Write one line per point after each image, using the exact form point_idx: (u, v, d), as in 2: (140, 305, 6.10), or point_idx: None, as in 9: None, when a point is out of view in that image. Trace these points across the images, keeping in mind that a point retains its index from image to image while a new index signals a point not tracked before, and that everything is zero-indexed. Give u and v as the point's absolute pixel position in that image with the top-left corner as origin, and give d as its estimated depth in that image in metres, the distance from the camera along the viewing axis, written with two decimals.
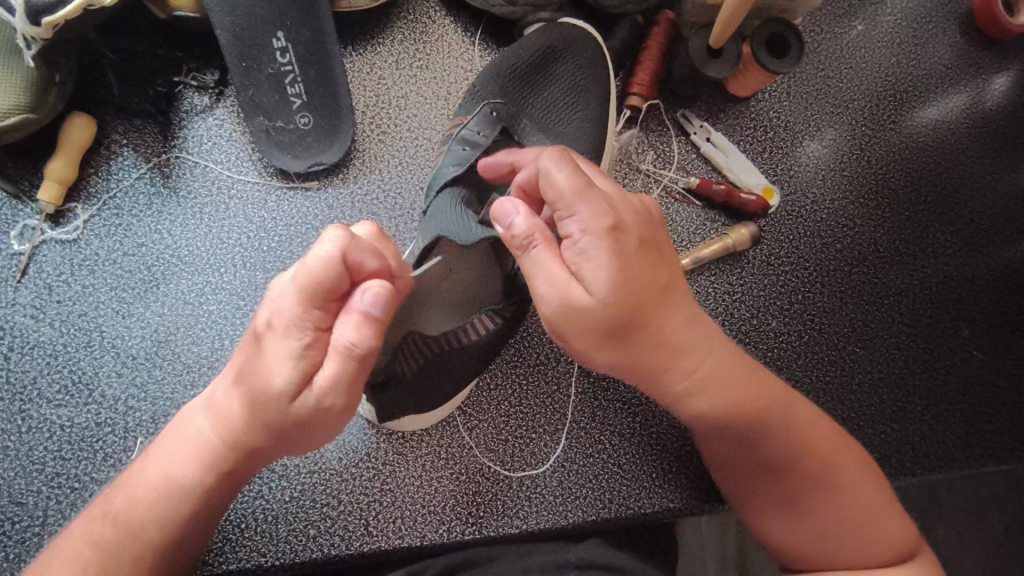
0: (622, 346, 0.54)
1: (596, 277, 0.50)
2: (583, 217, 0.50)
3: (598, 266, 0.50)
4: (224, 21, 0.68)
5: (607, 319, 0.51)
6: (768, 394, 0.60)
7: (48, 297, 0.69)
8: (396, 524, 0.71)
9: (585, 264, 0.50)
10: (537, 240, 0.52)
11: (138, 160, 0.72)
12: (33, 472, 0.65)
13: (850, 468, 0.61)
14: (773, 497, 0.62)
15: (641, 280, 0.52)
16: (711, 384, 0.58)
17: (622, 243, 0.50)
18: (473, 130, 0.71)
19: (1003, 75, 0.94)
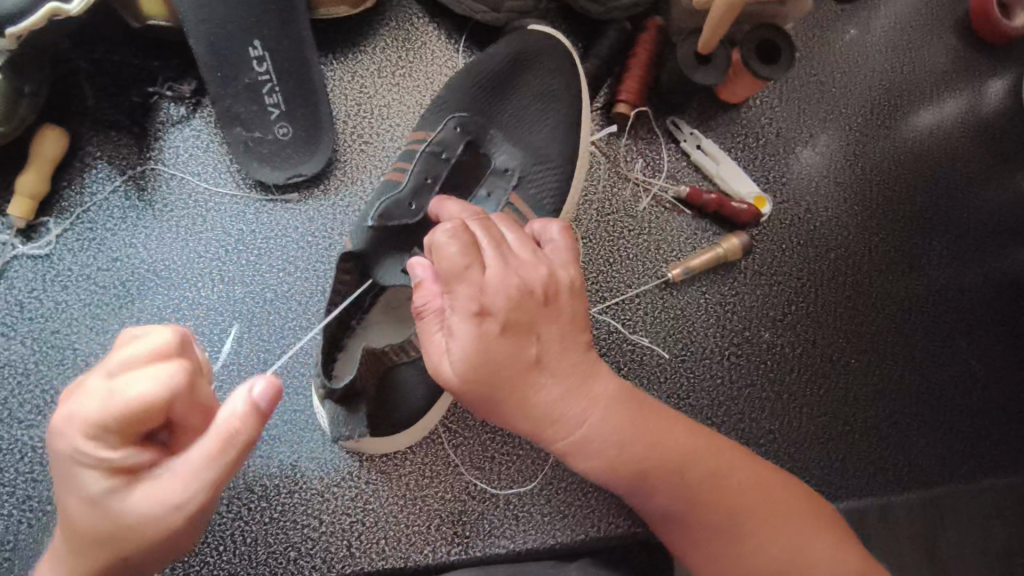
0: (496, 409, 0.51)
1: (455, 350, 0.49)
2: (454, 297, 0.49)
3: (458, 341, 0.49)
4: (199, 30, 0.66)
5: (467, 386, 0.49)
6: (670, 445, 0.54)
7: (19, 314, 0.67)
8: (380, 544, 0.70)
9: (450, 339, 0.49)
10: (428, 312, 0.52)
11: (113, 173, 0.70)
12: (3, 495, 0.63)
13: (776, 501, 0.55)
14: (698, 550, 0.54)
15: (512, 338, 0.49)
16: (602, 445, 0.52)
17: (498, 305, 0.49)
18: (439, 146, 0.68)
19: (1000, 79, 0.92)
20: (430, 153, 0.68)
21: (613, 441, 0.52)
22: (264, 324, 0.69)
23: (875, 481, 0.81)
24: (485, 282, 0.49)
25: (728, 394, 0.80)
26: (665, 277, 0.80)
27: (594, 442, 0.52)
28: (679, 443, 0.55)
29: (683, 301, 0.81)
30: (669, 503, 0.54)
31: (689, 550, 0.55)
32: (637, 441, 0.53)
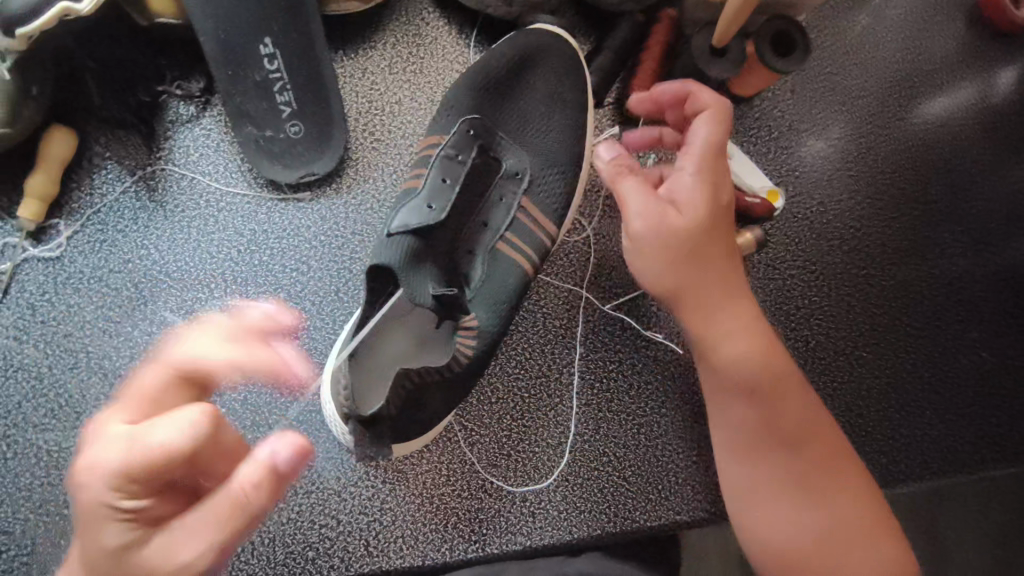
0: (680, 255, 0.59)
1: (688, 180, 0.58)
2: (681, 176, 0.59)
3: (695, 172, 0.59)
4: (208, 28, 0.65)
5: (692, 230, 0.58)
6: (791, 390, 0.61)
7: (31, 317, 0.66)
8: (397, 543, 0.70)
9: (689, 168, 0.59)
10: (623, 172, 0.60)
11: (122, 173, 0.69)
12: (20, 499, 0.63)
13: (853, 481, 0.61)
14: (778, 490, 0.60)
15: (688, 261, 0.59)
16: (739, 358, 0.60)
17: (712, 215, 0.59)
18: (453, 150, 0.68)
19: (1012, 68, 0.91)
20: (444, 157, 0.68)
21: (755, 364, 0.60)
22: None
23: (886, 473, 0.81)
24: (695, 193, 0.59)
25: None
26: None
27: (732, 352, 0.60)
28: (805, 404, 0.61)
29: None
30: (746, 423, 0.62)
31: (745, 470, 0.62)
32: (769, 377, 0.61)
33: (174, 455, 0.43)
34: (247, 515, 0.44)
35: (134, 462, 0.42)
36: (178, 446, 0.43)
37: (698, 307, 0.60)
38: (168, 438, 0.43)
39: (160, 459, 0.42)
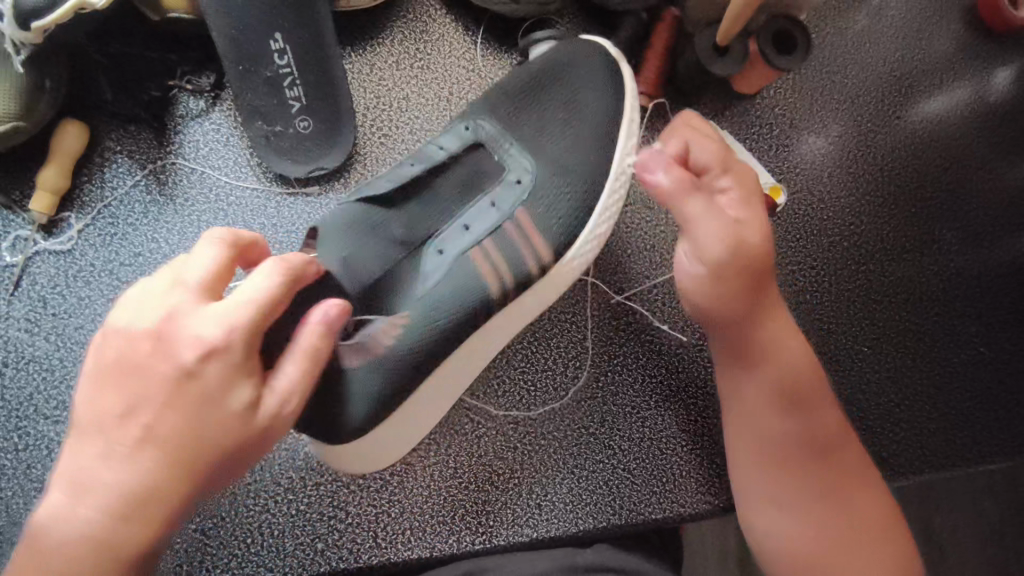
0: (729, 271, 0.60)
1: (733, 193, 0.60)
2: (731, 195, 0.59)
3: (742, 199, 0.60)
4: (220, 23, 0.66)
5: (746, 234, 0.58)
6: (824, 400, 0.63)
7: (42, 310, 0.67)
8: (406, 535, 0.70)
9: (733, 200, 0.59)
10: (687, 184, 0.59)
11: (133, 167, 0.70)
12: (32, 491, 0.63)
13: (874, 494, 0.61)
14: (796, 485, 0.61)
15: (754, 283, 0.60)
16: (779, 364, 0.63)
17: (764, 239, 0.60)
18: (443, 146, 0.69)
19: (1007, 68, 0.93)
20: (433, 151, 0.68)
21: (796, 368, 0.63)
22: None
23: (888, 466, 0.82)
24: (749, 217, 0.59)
25: None
26: None
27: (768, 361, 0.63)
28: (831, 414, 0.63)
29: None
30: (789, 432, 0.62)
31: (771, 465, 0.62)
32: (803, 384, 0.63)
33: (239, 328, 0.43)
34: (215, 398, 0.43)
35: (178, 335, 0.43)
36: (242, 310, 0.43)
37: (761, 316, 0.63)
38: (241, 310, 0.43)
39: (249, 320, 0.43)
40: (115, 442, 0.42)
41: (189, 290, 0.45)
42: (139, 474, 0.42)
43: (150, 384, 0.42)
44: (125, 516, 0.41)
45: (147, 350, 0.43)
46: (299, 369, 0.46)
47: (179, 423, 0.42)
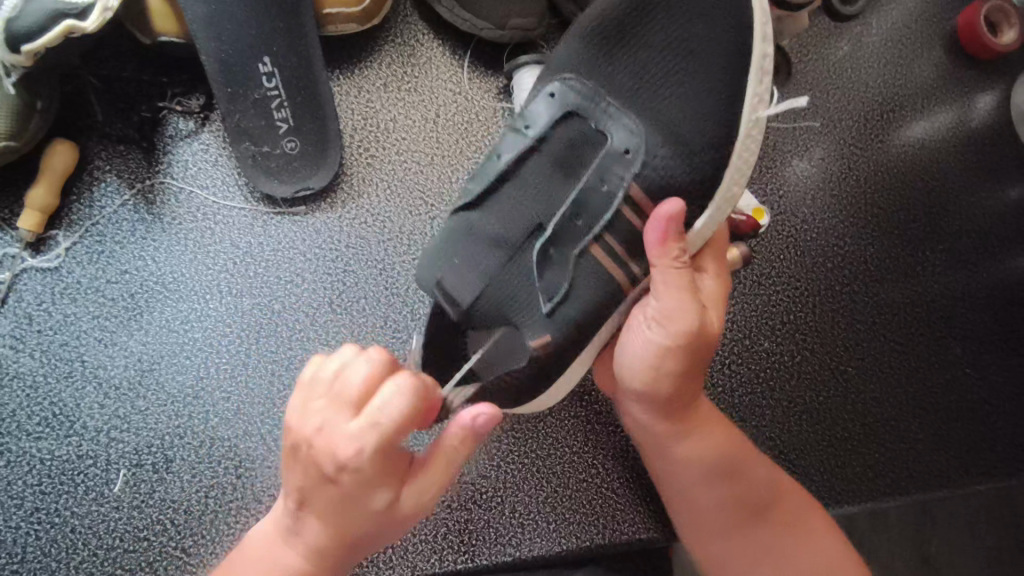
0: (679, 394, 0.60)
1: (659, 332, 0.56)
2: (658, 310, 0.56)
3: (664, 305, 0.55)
4: (209, 47, 0.67)
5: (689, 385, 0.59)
6: (752, 467, 0.64)
7: (27, 327, 0.68)
8: (387, 554, 0.70)
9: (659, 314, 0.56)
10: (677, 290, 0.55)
11: (122, 187, 0.71)
12: (12, 508, 0.64)
13: (819, 533, 0.63)
14: (748, 557, 0.62)
15: (681, 380, 0.58)
16: (704, 443, 0.63)
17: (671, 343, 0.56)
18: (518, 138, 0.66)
19: (988, 94, 0.94)
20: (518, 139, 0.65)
21: (720, 440, 0.63)
22: (272, 336, 0.70)
23: (875, 487, 0.82)
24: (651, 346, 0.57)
25: (731, 402, 0.81)
26: None
27: (705, 438, 0.63)
28: (762, 477, 0.64)
29: None
30: (726, 497, 0.62)
31: (724, 540, 0.63)
32: (724, 454, 0.63)
33: (370, 441, 0.44)
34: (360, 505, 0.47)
35: (324, 441, 0.45)
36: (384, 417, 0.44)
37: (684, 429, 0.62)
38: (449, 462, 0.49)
39: (381, 438, 0.44)
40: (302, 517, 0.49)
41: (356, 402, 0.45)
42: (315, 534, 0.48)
43: (302, 484, 0.47)
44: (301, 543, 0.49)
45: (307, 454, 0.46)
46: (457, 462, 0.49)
47: (354, 519, 0.47)
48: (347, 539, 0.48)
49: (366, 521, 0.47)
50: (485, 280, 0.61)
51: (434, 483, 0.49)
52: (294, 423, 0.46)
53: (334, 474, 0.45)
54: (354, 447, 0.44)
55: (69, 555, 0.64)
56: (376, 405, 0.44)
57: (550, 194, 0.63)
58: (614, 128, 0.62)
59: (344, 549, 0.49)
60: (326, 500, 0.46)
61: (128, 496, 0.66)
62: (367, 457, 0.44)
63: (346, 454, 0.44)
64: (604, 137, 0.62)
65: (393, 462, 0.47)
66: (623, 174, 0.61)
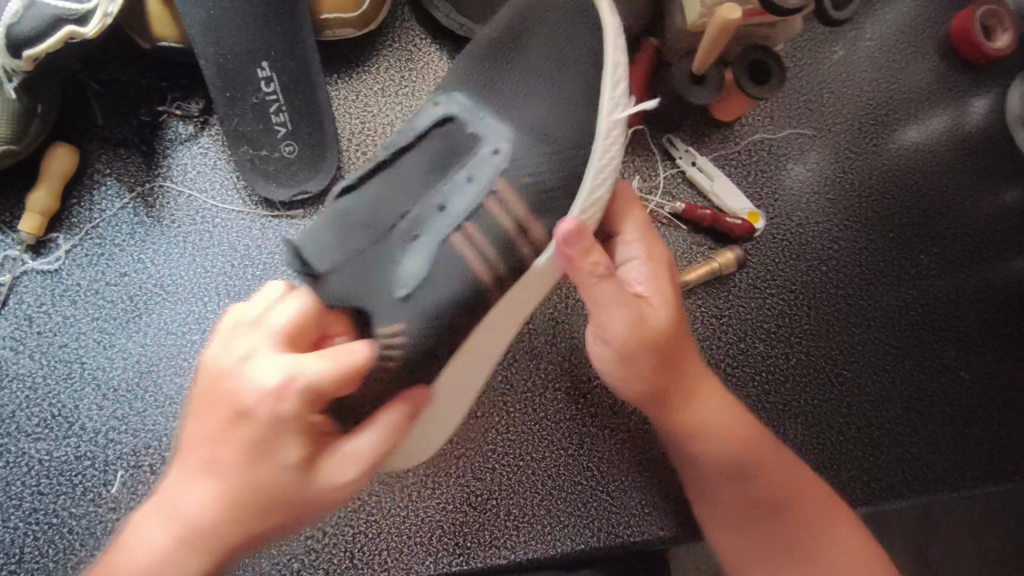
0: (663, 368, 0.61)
1: (615, 325, 0.59)
2: (612, 315, 0.59)
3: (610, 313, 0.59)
4: (208, 52, 0.68)
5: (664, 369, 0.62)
6: (761, 444, 0.64)
7: (28, 328, 0.68)
8: (383, 555, 0.70)
9: (614, 318, 0.59)
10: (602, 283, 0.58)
11: (121, 190, 0.72)
12: (11, 508, 0.65)
13: (831, 517, 0.63)
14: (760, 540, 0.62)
15: (652, 363, 0.61)
16: (711, 417, 0.63)
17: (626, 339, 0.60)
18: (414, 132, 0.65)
19: (983, 98, 0.95)
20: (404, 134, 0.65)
21: (724, 420, 0.64)
22: None
23: (870, 490, 0.83)
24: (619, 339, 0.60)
25: None
26: None
27: (713, 415, 0.64)
28: (773, 458, 0.64)
29: None
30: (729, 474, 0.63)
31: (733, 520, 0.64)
32: (733, 429, 0.64)
33: (293, 383, 0.46)
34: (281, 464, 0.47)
35: (240, 384, 0.47)
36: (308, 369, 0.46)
37: (682, 403, 0.63)
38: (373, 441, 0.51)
39: (308, 390, 0.46)
40: (189, 465, 0.48)
41: (272, 341, 0.49)
42: (212, 501, 0.47)
43: (207, 433, 0.47)
44: (181, 511, 0.47)
45: (226, 394, 0.47)
46: (372, 441, 0.51)
47: (258, 479, 0.47)
48: (245, 505, 0.47)
49: (273, 488, 0.47)
50: (344, 269, 0.55)
51: (342, 461, 0.49)
52: (219, 364, 0.48)
53: (244, 422, 0.46)
54: (270, 394, 0.46)
55: (67, 555, 0.64)
56: (305, 361, 0.46)
57: (388, 203, 0.60)
58: (489, 131, 0.64)
59: (239, 531, 0.47)
60: (236, 451, 0.47)
61: (126, 497, 0.66)
62: (286, 406, 0.46)
63: (269, 401, 0.46)
64: (476, 140, 0.64)
65: (309, 421, 0.48)
66: (489, 175, 0.62)
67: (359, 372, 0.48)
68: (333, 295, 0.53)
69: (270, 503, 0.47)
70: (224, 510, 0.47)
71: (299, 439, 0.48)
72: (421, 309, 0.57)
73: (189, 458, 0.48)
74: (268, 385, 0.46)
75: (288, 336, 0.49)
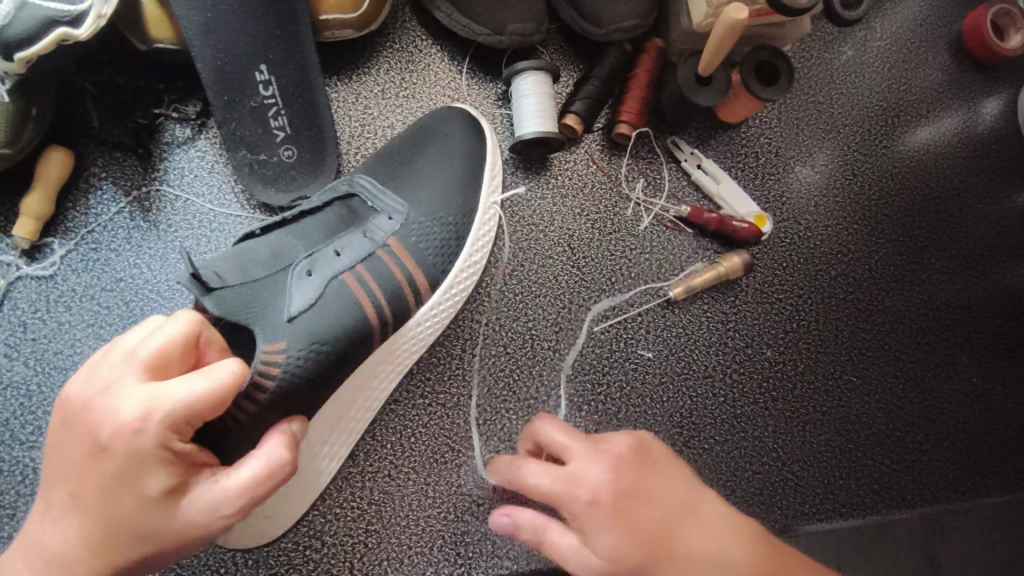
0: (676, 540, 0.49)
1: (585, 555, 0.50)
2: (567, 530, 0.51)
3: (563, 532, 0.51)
4: (206, 55, 0.66)
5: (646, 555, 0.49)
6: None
7: (22, 335, 0.67)
8: (383, 566, 0.69)
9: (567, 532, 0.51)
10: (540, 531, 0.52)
11: (117, 194, 0.71)
12: (4, 517, 0.64)
13: None
14: None
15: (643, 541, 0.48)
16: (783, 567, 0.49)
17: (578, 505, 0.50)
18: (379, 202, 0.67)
19: (995, 99, 0.93)
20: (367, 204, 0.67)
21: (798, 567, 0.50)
22: None
23: (880, 499, 0.81)
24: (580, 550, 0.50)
25: (734, 412, 0.80)
26: (666, 295, 0.80)
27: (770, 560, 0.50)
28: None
29: (684, 319, 0.81)
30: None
31: None
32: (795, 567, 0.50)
33: (154, 411, 0.43)
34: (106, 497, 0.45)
35: (98, 413, 0.44)
36: (172, 398, 0.43)
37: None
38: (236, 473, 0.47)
39: (167, 419, 0.43)
40: (59, 502, 0.46)
41: (169, 368, 0.46)
42: (76, 531, 0.46)
43: (76, 463, 0.45)
44: (88, 544, 0.46)
45: (74, 422, 0.45)
46: (243, 479, 0.46)
47: (121, 510, 0.45)
48: (101, 536, 0.45)
49: (118, 521, 0.45)
50: (244, 294, 0.56)
51: (212, 497, 0.46)
52: (76, 394, 0.45)
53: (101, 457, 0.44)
54: (139, 425, 0.43)
55: None
56: (169, 388, 0.43)
57: (287, 251, 0.61)
58: (388, 202, 0.68)
59: (111, 565, 0.46)
60: (96, 484, 0.44)
61: None
62: (145, 437, 0.43)
63: (100, 431, 0.44)
64: (373, 211, 0.67)
65: (170, 453, 0.45)
66: (381, 234, 0.66)
67: (228, 396, 0.45)
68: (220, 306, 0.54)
69: (106, 538, 0.45)
70: (97, 541, 0.45)
71: (164, 468, 0.45)
72: (306, 332, 0.57)
73: (63, 490, 0.46)
74: (115, 415, 0.43)
75: (171, 360, 0.46)
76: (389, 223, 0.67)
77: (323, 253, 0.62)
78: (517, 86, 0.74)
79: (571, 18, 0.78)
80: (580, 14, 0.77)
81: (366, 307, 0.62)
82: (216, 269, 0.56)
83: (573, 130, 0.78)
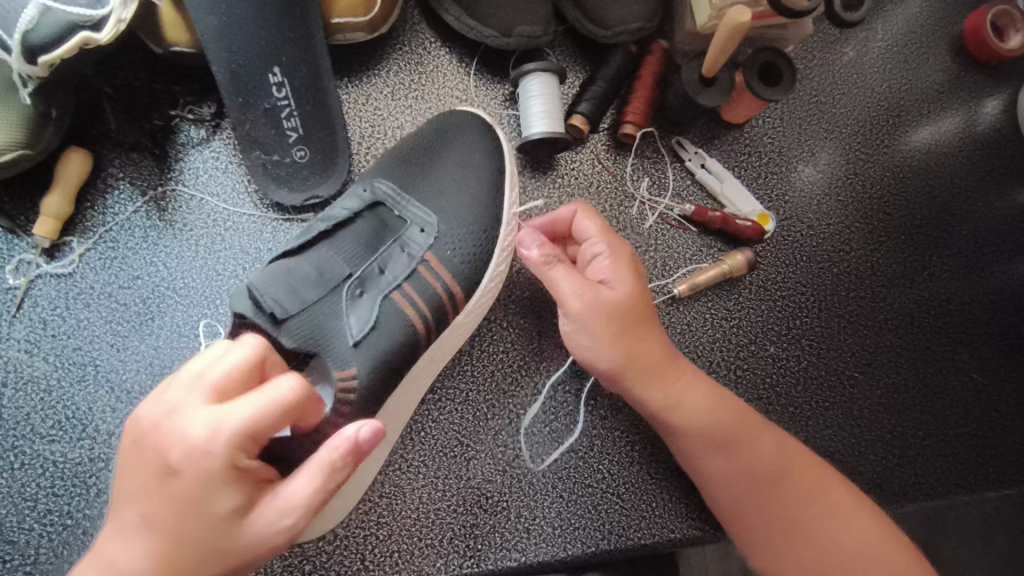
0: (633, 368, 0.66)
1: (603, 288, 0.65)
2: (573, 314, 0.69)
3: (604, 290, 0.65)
4: (221, 58, 0.68)
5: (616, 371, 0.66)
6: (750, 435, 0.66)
7: (42, 331, 0.69)
8: (394, 557, 0.71)
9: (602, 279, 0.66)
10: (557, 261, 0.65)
11: (134, 194, 0.72)
12: (25, 510, 0.65)
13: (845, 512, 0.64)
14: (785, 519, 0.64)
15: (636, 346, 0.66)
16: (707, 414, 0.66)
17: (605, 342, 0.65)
18: (410, 214, 0.68)
19: (995, 98, 0.94)
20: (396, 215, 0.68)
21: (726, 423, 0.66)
22: None
23: (882, 492, 0.82)
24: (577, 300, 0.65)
25: None
26: (671, 292, 0.81)
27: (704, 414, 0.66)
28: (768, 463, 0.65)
29: (688, 315, 0.82)
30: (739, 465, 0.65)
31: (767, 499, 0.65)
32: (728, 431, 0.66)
33: (225, 427, 0.42)
34: (177, 520, 0.43)
35: (169, 432, 0.43)
36: (248, 409, 0.42)
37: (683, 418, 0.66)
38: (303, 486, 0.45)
39: (237, 434, 0.42)
40: (122, 527, 0.44)
41: (233, 383, 0.45)
42: (137, 559, 0.43)
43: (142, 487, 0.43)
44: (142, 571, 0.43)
45: (141, 443, 0.44)
46: (314, 483, 0.45)
47: (193, 531, 0.43)
48: (170, 563, 0.43)
49: (188, 542, 0.43)
50: (304, 322, 0.59)
51: (286, 510, 0.44)
52: (143, 415, 0.44)
53: (173, 480, 0.43)
54: (212, 440, 0.42)
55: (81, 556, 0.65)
56: (236, 402, 0.42)
57: (329, 267, 0.63)
58: (417, 212, 0.69)
59: None
60: (167, 505, 0.43)
61: None
62: (219, 455, 0.42)
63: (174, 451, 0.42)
64: (403, 221, 0.69)
65: (241, 470, 0.43)
66: (418, 247, 0.67)
67: (296, 409, 0.44)
68: (294, 338, 0.58)
69: (176, 565, 0.43)
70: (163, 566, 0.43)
71: (234, 485, 0.43)
72: (371, 353, 0.61)
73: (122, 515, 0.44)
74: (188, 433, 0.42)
75: (239, 374, 0.45)
76: (423, 236, 0.68)
77: (368, 271, 0.64)
78: (523, 87, 0.75)
79: (577, 20, 0.79)
80: (586, 17, 0.78)
81: (416, 323, 0.65)
82: (274, 295, 0.57)
83: (580, 130, 0.79)
